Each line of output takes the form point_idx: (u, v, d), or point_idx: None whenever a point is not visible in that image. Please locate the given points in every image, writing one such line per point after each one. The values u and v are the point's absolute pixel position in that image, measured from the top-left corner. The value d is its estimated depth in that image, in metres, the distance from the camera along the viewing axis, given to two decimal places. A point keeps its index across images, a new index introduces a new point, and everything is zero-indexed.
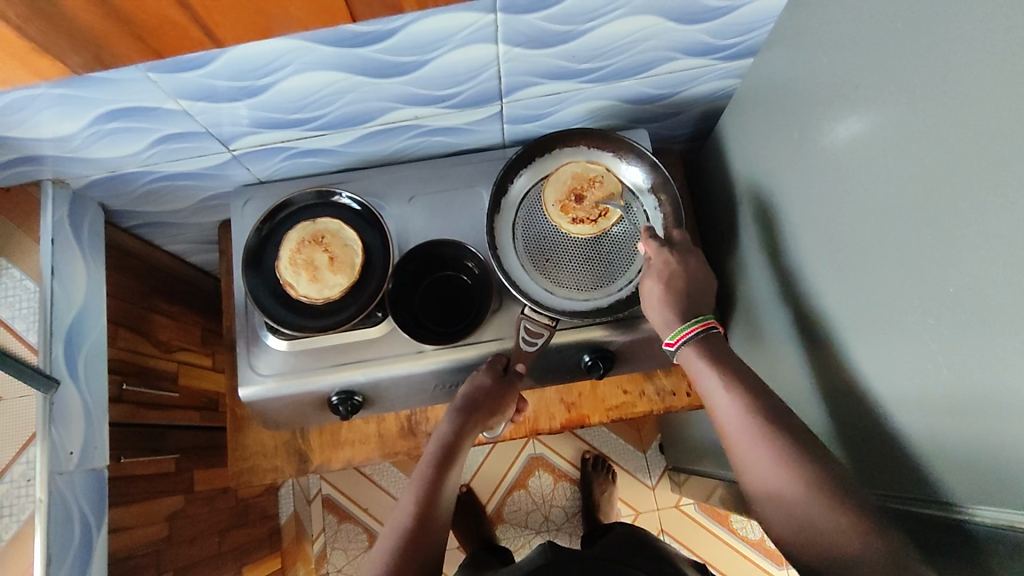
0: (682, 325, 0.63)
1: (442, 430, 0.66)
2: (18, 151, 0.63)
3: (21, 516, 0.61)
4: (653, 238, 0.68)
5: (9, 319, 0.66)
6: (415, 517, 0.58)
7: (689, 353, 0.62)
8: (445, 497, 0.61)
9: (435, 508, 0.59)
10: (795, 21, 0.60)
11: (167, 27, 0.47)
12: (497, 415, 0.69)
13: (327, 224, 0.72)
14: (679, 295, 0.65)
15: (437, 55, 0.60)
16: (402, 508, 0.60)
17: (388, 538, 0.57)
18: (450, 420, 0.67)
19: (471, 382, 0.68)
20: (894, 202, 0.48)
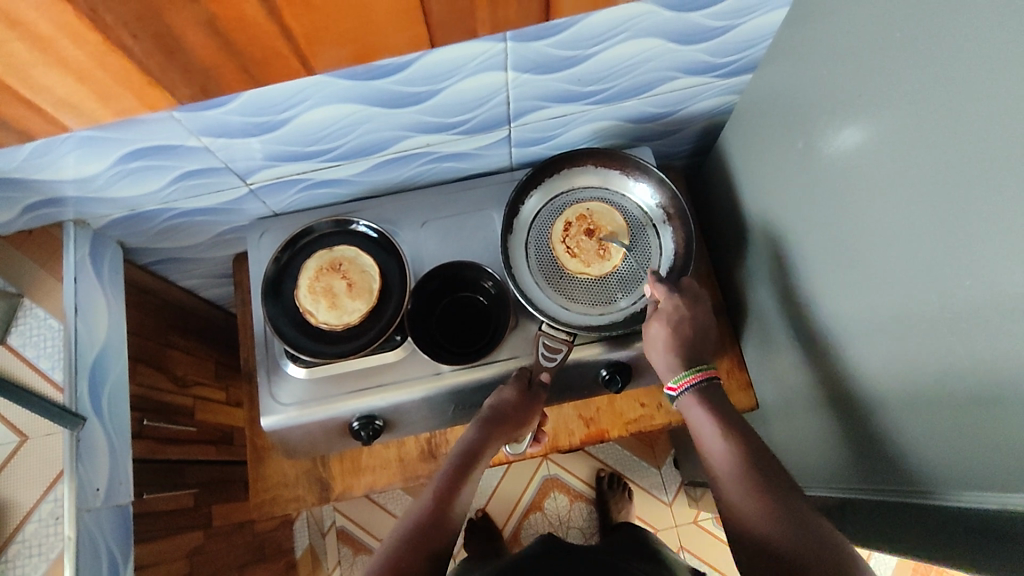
0: (682, 372, 0.65)
1: (465, 439, 0.66)
2: (42, 194, 0.65)
3: (50, 555, 0.60)
4: (661, 282, 0.69)
5: (33, 358, 0.66)
6: (427, 513, 0.57)
7: (689, 400, 0.64)
8: (458, 505, 0.60)
9: (446, 513, 0.58)
10: (790, 37, 0.63)
11: (230, 64, 0.48)
12: (523, 428, 0.69)
13: (344, 252, 0.74)
14: (684, 342, 0.66)
15: (450, 84, 0.62)
16: (419, 502, 0.59)
17: (393, 539, 0.56)
18: (473, 428, 0.66)
19: (498, 394, 0.68)
20: (893, 204, 0.50)
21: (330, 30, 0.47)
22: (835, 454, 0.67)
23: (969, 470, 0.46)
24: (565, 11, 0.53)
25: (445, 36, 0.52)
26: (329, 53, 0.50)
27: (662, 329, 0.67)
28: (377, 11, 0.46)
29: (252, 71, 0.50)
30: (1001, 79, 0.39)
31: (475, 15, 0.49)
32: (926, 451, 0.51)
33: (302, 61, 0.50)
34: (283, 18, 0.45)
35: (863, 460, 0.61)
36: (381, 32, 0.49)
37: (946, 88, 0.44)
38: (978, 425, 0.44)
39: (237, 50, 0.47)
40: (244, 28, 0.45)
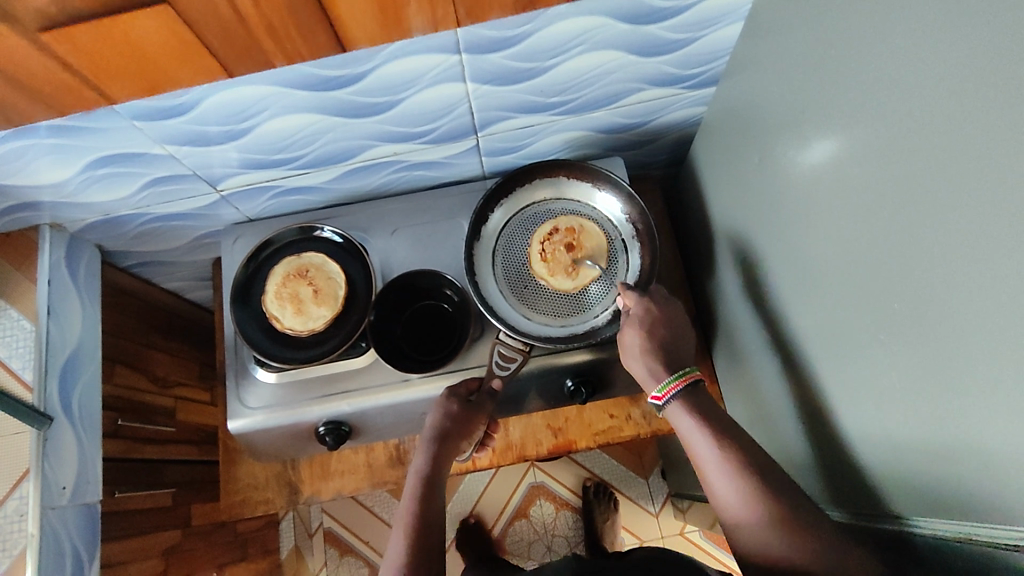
0: (667, 378, 0.62)
1: (419, 463, 0.67)
2: (17, 198, 0.67)
3: (14, 551, 0.62)
4: (631, 290, 0.68)
5: (6, 358, 0.68)
6: (408, 546, 0.59)
7: (677, 408, 0.61)
8: (435, 529, 0.61)
9: (426, 541, 0.60)
10: (752, 50, 0.62)
11: (63, 90, 0.51)
12: (468, 437, 0.70)
13: (312, 258, 0.75)
14: (661, 345, 0.64)
15: (408, 95, 0.63)
16: (396, 540, 0.60)
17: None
18: (425, 452, 0.67)
19: (439, 413, 0.68)
20: (854, 222, 0.50)
21: (114, 64, 0.49)
22: (802, 472, 0.66)
23: (932, 498, 0.45)
24: (362, 42, 0.53)
25: (240, 65, 0.52)
26: (123, 84, 0.51)
27: (634, 331, 0.65)
28: (150, 43, 0.47)
29: (49, 104, 0.52)
30: (951, 98, 0.39)
31: (260, 46, 0.50)
32: (889, 474, 0.50)
33: (100, 91, 0.52)
34: (57, 51, 0.46)
35: (828, 478, 0.60)
36: (167, 66, 0.50)
37: (900, 105, 0.43)
38: (936, 446, 0.43)
39: (28, 87, 0.50)
40: (21, 62, 0.47)
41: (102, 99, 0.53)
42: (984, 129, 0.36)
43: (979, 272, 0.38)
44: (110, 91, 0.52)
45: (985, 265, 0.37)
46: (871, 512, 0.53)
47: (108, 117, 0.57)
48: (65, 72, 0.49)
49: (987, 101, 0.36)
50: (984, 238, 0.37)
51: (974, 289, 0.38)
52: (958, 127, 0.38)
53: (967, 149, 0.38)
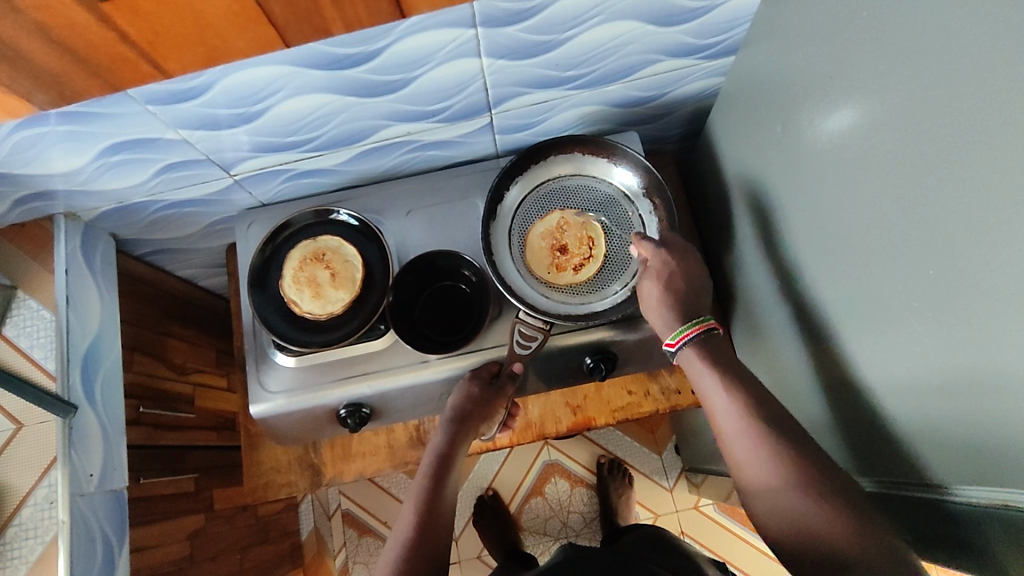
0: (683, 324, 0.62)
1: (437, 442, 0.68)
2: (31, 188, 0.66)
3: (45, 538, 0.64)
4: (647, 239, 0.68)
5: (28, 348, 0.70)
6: (416, 521, 0.59)
7: (689, 353, 0.61)
8: (446, 503, 0.62)
9: (437, 513, 0.60)
10: (771, 17, 0.62)
11: (120, 63, 0.48)
12: (489, 420, 0.71)
13: (328, 242, 0.74)
14: (677, 294, 0.64)
15: (425, 71, 0.62)
16: (403, 515, 0.61)
17: (394, 548, 0.58)
18: (444, 431, 0.69)
19: (460, 392, 0.69)
20: (876, 190, 0.49)
21: (172, 33, 0.46)
22: (822, 443, 0.66)
23: (955, 464, 0.46)
24: (423, 5, 0.50)
25: (297, 34, 0.48)
26: (181, 55, 0.48)
27: (653, 280, 0.65)
28: (209, 9, 0.44)
29: (108, 80, 0.49)
30: (976, 57, 0.38)
31: (323, 13, 0.47)
32: (919, 442, 0.50)
33: (155, 64, 0.48)
34: (116, 23, 0.43)
35: (852, 449, 0.60)
36: (223, 34, 0.47)
37: (923, 68, 0.42)
38: (964, 412, 0.43)
39: (84, 58, 0.46)
40: (84, 35, 0.44)
41: (157, 73, 0.50)
42: (1009, 89, 0.36)
43: (1005, 235, 0.37)
44: (165, 63, 0.48)
45: (1010, 228, 0.37)
46: (899, 479, 0.53)
47: (122, 101, 0.56)
48: (122, 43, 0.46)
49: (1013, 56, 0.35)
50: (1010, 201, 0.37)
51: (1001, 252, 0.38)
52: (986, 83, 0.38)
53: (994, 111, 0.37)
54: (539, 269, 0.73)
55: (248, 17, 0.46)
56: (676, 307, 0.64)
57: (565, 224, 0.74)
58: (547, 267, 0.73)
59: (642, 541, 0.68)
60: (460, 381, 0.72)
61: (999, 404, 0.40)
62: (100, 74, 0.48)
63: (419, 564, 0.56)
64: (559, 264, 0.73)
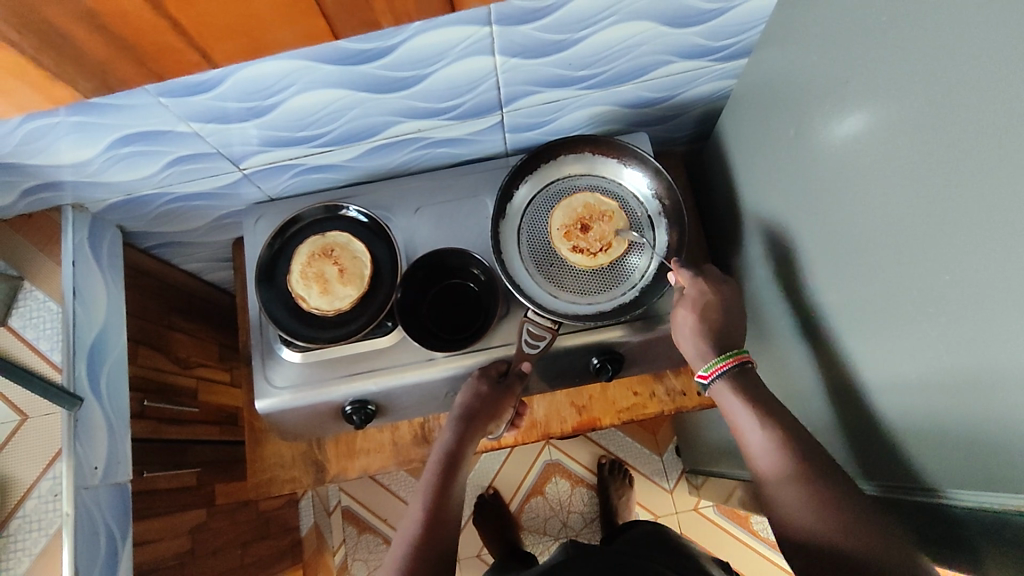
0: (714, 358, 0.62)
1: (444, 441, 0.68)
2: (39, 178, 0.66)
3: (49, 530, 0.63)
4: (684, 267, 0.68)
5: (33, 339, 0.68)
6: (423, 521, 0.59)
7: (722, 386, 0.61)
8: (452, 503, 0.62)
9: (443, 513, 0.60)
10: (785, 20, 0.62)
11: (167, 53, 0.48)
12: (496, 419, 0.71)
13: (337, 237, 0.74)
14: (713, 327, 0.64)
15: (437, 68, 0.62)
16: (411, 515, 0.60)
17: (399, 547, 0.58)
18: (451, 429, 0.68)
19: (468, 391, 0.69)
20: (887, 194, 0.49)
21: (219, 24, 0.46)
22: (826, 448, 0.66)
23: (957, 470, 0.46)
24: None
25: (345, 25, 0.49)
26: (226, 47, 0.48)
27: (690, 307, 0.66)
28: (262, 2, 0.44)
29: (153, 68, 0.49)
30: (989, 64, 0.38)
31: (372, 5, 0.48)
32: (920, 447, 0.50)
33: (201, 54, 0.49)
34: (169, 10, 0.43)
35: (854, 453, 0.61)
36: (271, 25, 0.47)
37: (934, 76, 0.42)
38: (971, 418, 0.43)
39: (130, 45, 0.46)
40: (127, 21, 0.44)
41: (202, 63, 0.50)
42: (1023, 96, 0.36)
43: (1015, 243, 0.37)
44: (211, 54, 0.49)
45: (1020, 236, 0.37)
46: (901, 485, 0.53)
47: (132, 93, 0.56)
48: (171, 32, 0.46)
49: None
50: (1020, 208, 0.37)
51: (1010, 259, 0.38)
52: (998, 89, 0.37)
53: (1007, 117, 0.37)
54: (556, 218, 0.74)
55: (299, 8, 0.46)
56: (703, 338, 0.64)
57: (605, 217, 0.74)
58: (561, 224, 0.74)
59: (644, 541, 0.68)
60: (467, 380, 0.72)
61: (1006, 411, 0.40)
62: (143, 60, 0.48)
63: (424, 564, 0.55)
64: (572, 232, 0.73)
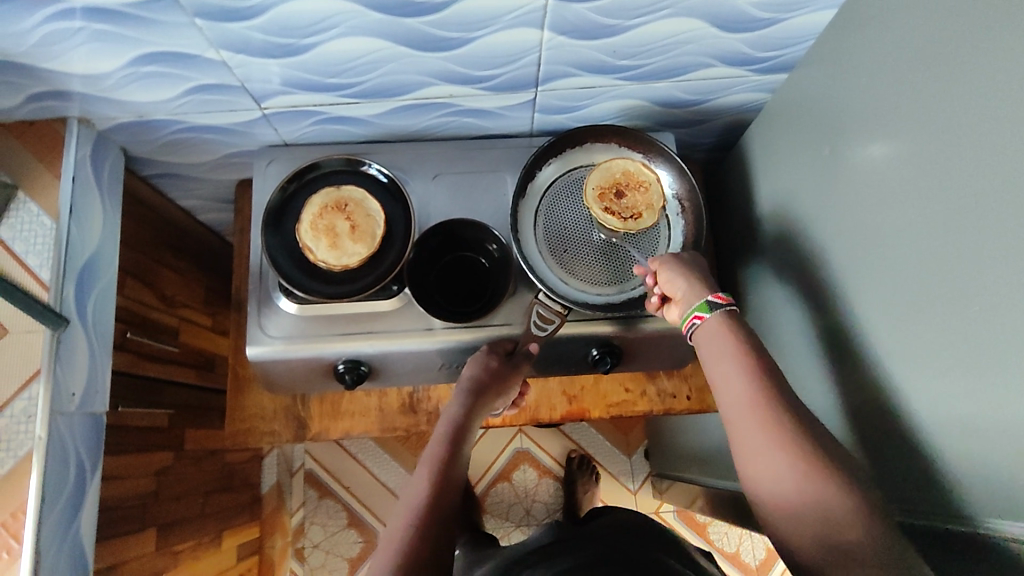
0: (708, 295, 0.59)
1: (451, 414, 0.65)
2: (49, 84, 0.63)
3: (19, 452, 0.59)
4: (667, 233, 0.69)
5: (22, 253, 0.65)
6: (430, 493, 0.56)
7: (715, 336, 0.57)
8: (458, 478, 0.59)
9: (450, 486, 0.57)
10: (833, 41, 0.62)
11: None
12: (503, 399, 0.69)
13: (352, 192, 0.71)
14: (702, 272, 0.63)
15: (483, 34, 0.61)
16: (415, 486, 0.57)
17: (405, 515, 0.54)
18: (459, 403, 0.66)
19: (478, 364, 0.67)
20: (918, 221, 0.50)
21: None
22: None
23: (956, 493, 0.48)
24: None
25: None
26: None
27: (688, 262, 0.64)
28: None
29: None
30: None
31: None
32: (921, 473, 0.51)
33: None
34: None
35: None
36: None
37: (982, 111, 0.43)
38: (984, 450, 0.45)
39: None
40: None
41: None
42: None
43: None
44: None
45: None
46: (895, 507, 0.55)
47: (168, 10, 0.54)
48: None
49: None
50: None
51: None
52: None
53: None
54: (592, 177, 0.71)
55: None
56: (694, 280, 0.61)
57: (640, 183, 0.71)
58: (597, 182, 0.70)
59: (616, 527, 0.65)
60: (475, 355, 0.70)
61: None
62: None
63: (432, 535, 0.53)
64: (605, 194, 0.70)
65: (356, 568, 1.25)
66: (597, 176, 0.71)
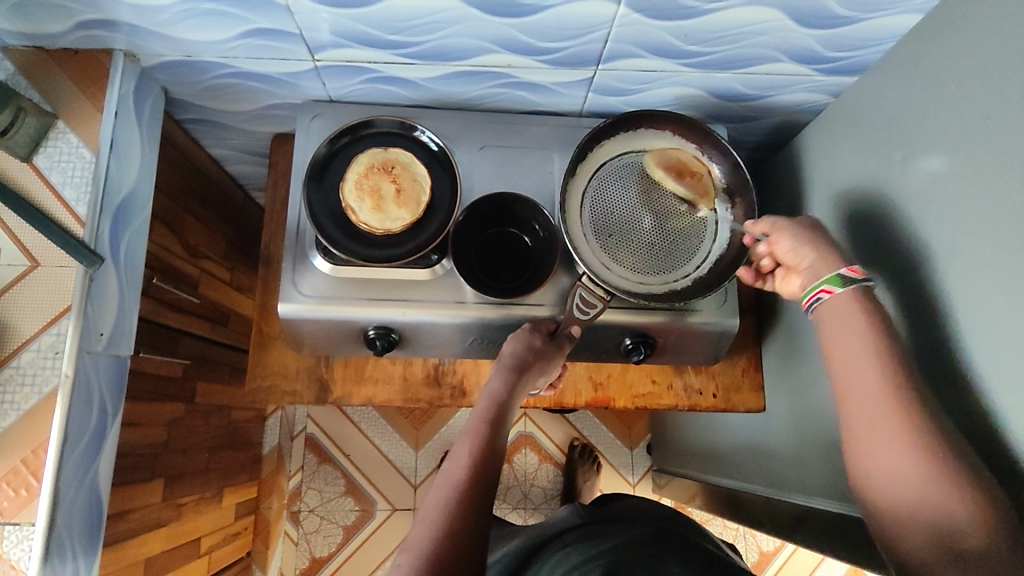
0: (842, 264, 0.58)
1: (492, 389, 0.63)
2: (99, 12, 0.60)
3: (44, 388, 0.58)
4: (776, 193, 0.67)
5: (59, 185, 0.63)
6: (469, 469, 0.55)
7: (835, 309, 0.57)
8: (498, 456, 0.58)
9: (489, 463, 0.56)
10: (913, 46, 0.60)
11: None
12: (544, 377, 0.67)
13: (400, 155, 0.70)
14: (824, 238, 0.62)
15: (557, 3, 0.59)
16: (455, 461, 0.56)
17: (445, 491, 0.53)
18: (499, 378, 0.64)
19: (519, 342, 0.65)
20: (997, 238, 0.49)
21: None
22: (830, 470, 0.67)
23: None
24: None
25: None
26: None
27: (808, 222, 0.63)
28: None
29: None
30: None
31: None
32: None
33: None
34: None
35: None
36: None
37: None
38: None
39: None
40: None
41: None
42: None
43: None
44: None
45: None
46: None
47: None
48: None
49: None
50: None
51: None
52: None
53: None
54: (651, 160, 0.71)
55: None
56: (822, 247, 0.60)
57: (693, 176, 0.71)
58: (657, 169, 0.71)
59: (640, 511, 0.65)
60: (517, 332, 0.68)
61: None
62: None
63: (472, 517, 0.52)
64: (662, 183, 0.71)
65: (350, 536, 1.24)
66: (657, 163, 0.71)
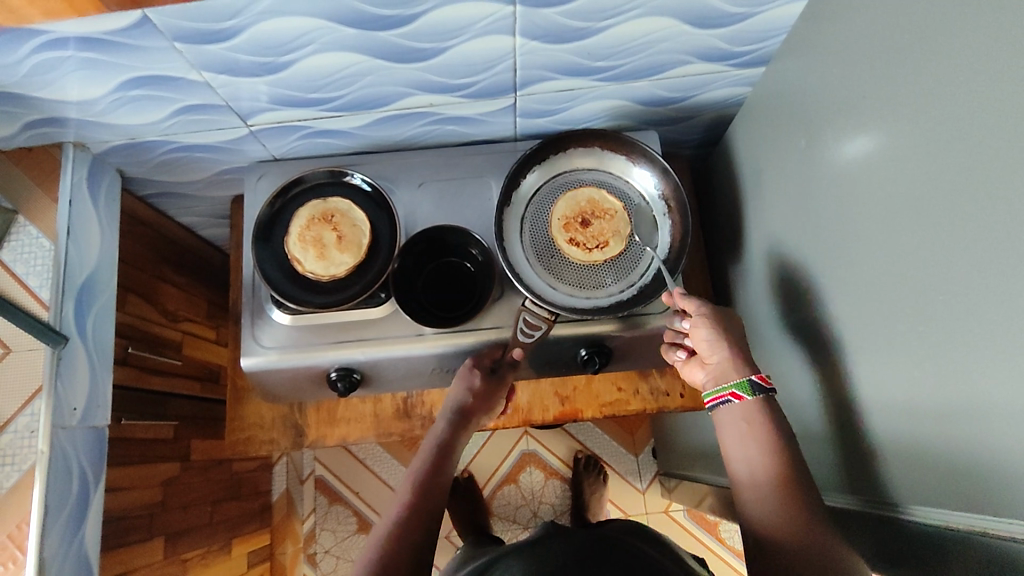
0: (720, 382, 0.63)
1: (437, 430, 0.69)
2: (43, 112, 0.65)
3: (22, 466, 0.62)
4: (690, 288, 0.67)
5: (23, 274, 0.68)
6: (407, 502, 0.59)
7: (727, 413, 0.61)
8: (440, 486, 0.62)
9: (428, 494, 0.60)
10: (807, 33, 0.61)
11: None
12: (489, 413, 0.72)
13: (338, 204, 0.74)
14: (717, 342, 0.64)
15: (455, 43, 0.62)
16: (397, 497, 0.61)
17: (383, 525, 0.58)
18: (445, 422, 0.69)
19: (462, 381, 0.70)
20: (888, 213, 0.50)
21: None
22: (810, 457, 0.68)
23: (930, 482, 0.48)
24: None
25: None
26: None
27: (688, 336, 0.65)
28: None
29: None
30: (994, 92, 0.39)
31: None
32: (899, 464, 0.52)
33: None
34: None
35: (837, 466, 0.62)
36: None
37: (935, 102, 0.44)
38: (952, 440, 0.45)
39: None
40: None
41: None
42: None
43: (1016, 270, 0.38)
44: None
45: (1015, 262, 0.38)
46: (878, 498, 0.55)
47: (149, 36, 0.56)
48: None
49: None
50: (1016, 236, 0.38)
51: (1004, 290, 0.39)
52: (1001, 120, 0.38)
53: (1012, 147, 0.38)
54: (558, 207, 0.75)
55: None
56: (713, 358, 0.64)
57: (599, 213, 0.75)
58: (562, 213, 0.75)
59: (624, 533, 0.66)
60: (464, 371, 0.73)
61: (992, 437, 0.41)
62: None
63: (407, 551, 0.55)
64: (572, 225, 0.74)
65: None
66: (565, 205, 0.75)
